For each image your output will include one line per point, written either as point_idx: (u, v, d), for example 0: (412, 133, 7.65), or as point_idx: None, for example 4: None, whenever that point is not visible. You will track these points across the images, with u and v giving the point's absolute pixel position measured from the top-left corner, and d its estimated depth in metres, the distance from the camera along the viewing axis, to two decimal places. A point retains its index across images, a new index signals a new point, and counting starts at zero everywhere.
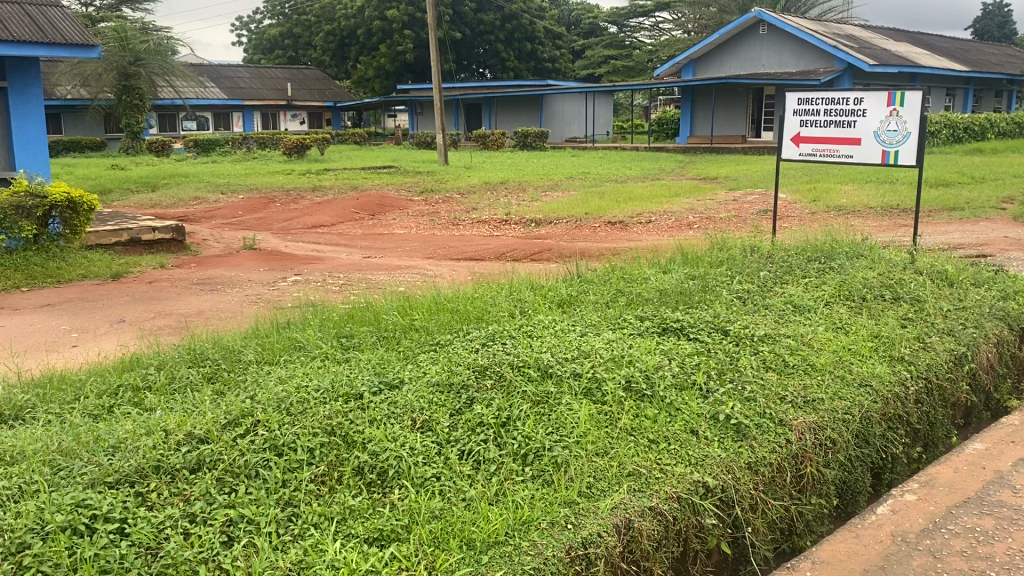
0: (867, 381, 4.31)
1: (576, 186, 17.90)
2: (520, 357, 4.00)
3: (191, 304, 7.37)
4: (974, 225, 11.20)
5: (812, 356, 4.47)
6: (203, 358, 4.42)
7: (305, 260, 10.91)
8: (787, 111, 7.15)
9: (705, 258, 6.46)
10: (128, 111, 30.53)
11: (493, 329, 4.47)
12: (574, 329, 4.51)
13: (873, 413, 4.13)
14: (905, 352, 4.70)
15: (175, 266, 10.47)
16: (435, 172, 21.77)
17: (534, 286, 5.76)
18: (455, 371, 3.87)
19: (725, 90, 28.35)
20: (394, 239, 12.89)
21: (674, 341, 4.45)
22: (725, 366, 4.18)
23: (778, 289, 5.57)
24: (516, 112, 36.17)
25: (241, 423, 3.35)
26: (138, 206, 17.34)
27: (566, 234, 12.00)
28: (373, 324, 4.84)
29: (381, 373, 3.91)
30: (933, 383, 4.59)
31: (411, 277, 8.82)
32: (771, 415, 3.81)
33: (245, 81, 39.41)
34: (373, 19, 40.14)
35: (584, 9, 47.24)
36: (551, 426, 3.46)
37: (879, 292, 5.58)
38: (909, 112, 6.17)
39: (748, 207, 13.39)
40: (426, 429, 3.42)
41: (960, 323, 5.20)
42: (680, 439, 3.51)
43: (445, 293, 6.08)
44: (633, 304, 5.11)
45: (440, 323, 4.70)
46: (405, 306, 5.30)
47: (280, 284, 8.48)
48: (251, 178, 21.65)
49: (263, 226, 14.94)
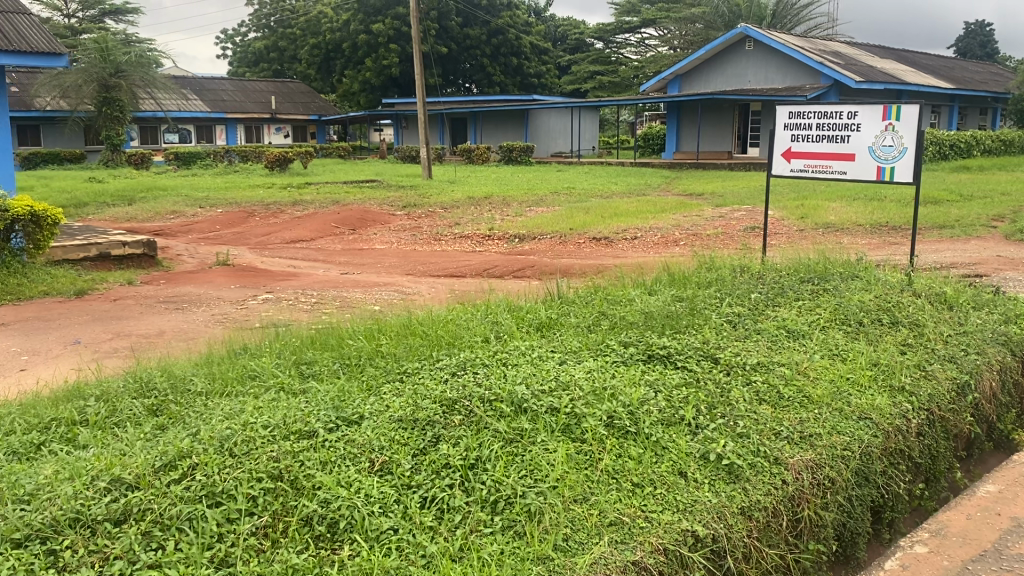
0: (867, 413, 4.03)
1: (562, 201, 17.58)
2: (492, 389, 3.64)
3: (153, 325, 7.02)
4: (965, 244, 10.98)
5: (808, 387, 4.15)
6: (149, 388, 4.07)
7: (280, 276, 10.58)
8: (777, 125, 6.85)
9: (691, 278, 6.14)
10: (108, 123, 30.04)
11: (464, 356, 4.10)
12: (553, 357, 4.17)
13: (873, 448, 3.85)
14: (906, 381, 4.43)
15: (143, 283, 10.09)
16: (419, 186, 21.43)
17: (512, 308, 5.40)
18: (421, 405, 3.52)
19: (711, 106, 28.25)
20: (374, 255, 12.52)
21: (661, 369, 4.12)
22: (716, 399, 3.85)
23: (770, 312, 5.26)
24: (501, 126, 36.01)
25: (177, 467, 2.99)
26: (113, 220, 16.93)
27: (549, 250, 11.68)
28: (335, 349, 4.49)
29: (340, 408, 3.56)
30: (936, 415, 4.34)
31: (389, 295, 8.52)
32: (765, 452, 3.50)
33: (228, 93, 39.10)
34: (359, 32, 39.92)
35: (570, 25, 47.19)
36: (524, 469, 3.12)
37: (876, 315, 5.28)
38: (905, 127, 5.89)
39: (734, 224, 13.14)
40: (385, 472, 3.09)
41: (963, 350, 4.94)
42: (667, 483, 3.18)
43: (417, 315, 5.73)
44: (617, 329, 4.77)
45: (409, 349, 4.35)
46: (375, 328, 4.97)
47: (249, 303, 8.12)
48: (231, 191, 21.22)
49: (240, 241, 14.61)
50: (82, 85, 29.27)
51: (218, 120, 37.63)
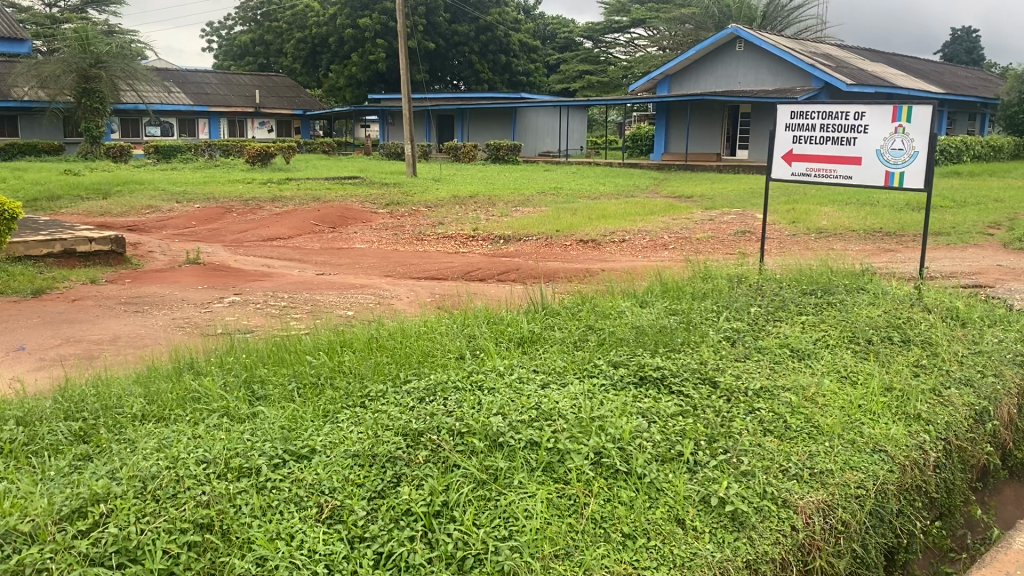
0: (881, 446, 3.62)
1: (547, 201, 17.15)
2: (464, 420, 3.19)
3: (107, 330, 6.51)
4: (962, 251, 10.63)
5: (817, 416, 3.73)
6: (81, 409, 3.61)
7: (253, 277, 10.08)
8: (778, 125, 6.39)
9: (686, 288, 5.72)
10: (87, 115, 29.29)
11: (434, 379, 3.65)
12: (534, 379, 3.73)
13: (889, 485, 3.43)
14: (922, 409, 4.03)
15: (107, 281, 9.58)
16: (402, 184, 20.98)
17: (490, 319, 4.96)
18: (381, 437, 3.08)
19: (700, 108, 27.88)
20: (353, 254, 12.07)
21: (654, 395, 3.69)
22: (716, 432, 3.41)
23: (772, 329, 4.84)
24: (489, 125, 35.53)
25: (88, 514, 2.54)
26: (86, 215, 16.38)
27: (535, 253, 11.23)
28: (293, 366, 4.04)
29: (289, 441, 3.11)
30: (953, 445, 3.95)
31: (364, 299, 8.06)
32: (772, 494, 3.08)
33: (211, 86, 38.48)
34: (346, 26, 39.30)
35: (559, 23, 46.85)
36: (499, 518, 2.68)
37: (886, 333, 4.88)
38: (917, 129, 5.52)
39: (725, 227, 12.80)
40: (334, 520, 2.66)
41: (979, 372, 4.55)
42: (663, 533, 2.74)
43: (388, 324, 5.28)
44: (606, 346, 4.34)
45: (376, 368, 3.90)
46: (339, 341, 4.52)
47: (214, 306, 7.62)
48: (209, 186, 20.68)
49: (215, 237, 14.12)
50: (61, 76, 28.32)
51: (200, 113, 36.94)
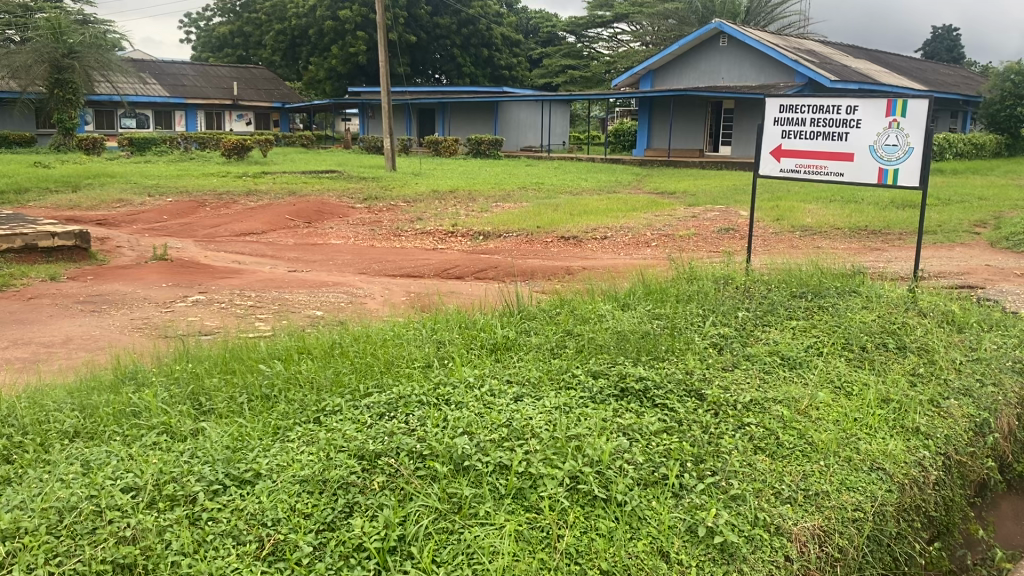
0: (879, 463, 3.35)
1: (529, 197, 16.85)
2: (428, 442, 2.89)
3: (59, 331, 6.14)
4: (950, 251, 10.42)
5: (811, 432, 3.46)
6: (7, 423, 3.28)
7: (221, 273, 9.70)
8: (766, 119, 6.12)
9: (670, 291, 5.43)
10: (60, 106, 28.65)
11: (397, 392, 3.34)
12: (507, 393, 3.43)
13: (888, 507, 3.14)
14: (920, 422, 3.76)
15: (69, 278, 9.20)
16: (381, 178, 20.61)
17: (462, 322, 4.65)
18: (333, 461, 2.78)
19: (683, 103, 27.64)
20: (328, 251, 11.71)
21: (636, 410, 3.40)
22: (704, 452, 3.12)
23: (760, 335, 4.58)
24: (470, 120, 35.16)
25: None
26: (54, 208, 15.94)
27: (515, 250, 10.93)
28: (245, 375, 3.73)
29: (232, 462, 2.81)
30: (953, 460, 3.69)
31: (336, 298, 7.72)
32: (764, 521, 2.79)
33: (188, 78, 37.87)
34: (325, 18, 38.81)
35: (542, 18, 46.57)
36: (462, 555, 2.38)
37: (880, 339, 4.62)
38: (912, 124, 5.28)
39: (709, 225, 12.52)
40: (275, 559, 2.36)
41: (977, 381, 4.29)
42: (645, 569, 2.45)
43: (355, 328, 4.97)
44: (585, 354, 4.05)
45: (335, 379, 3.60)
46: (297, 347, 4.21)
47: (175, 305, 7.26)
48: (183, 179, 20.24)
49: (187, 232, 13.72)
50: (33, 65, 27.37)
51: (177, 105, 36.25)
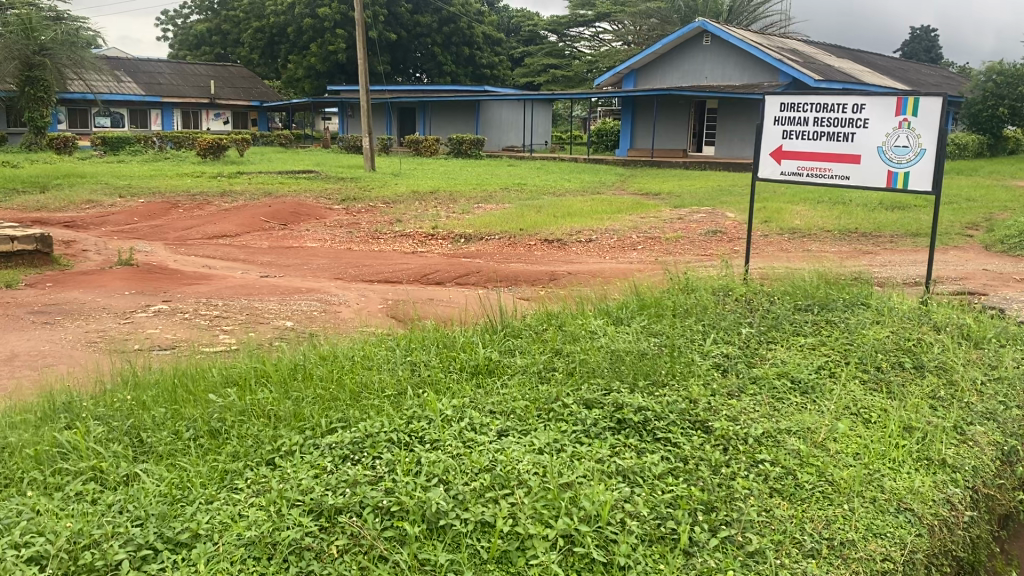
0: (907, 504, 2.94)
1: (511, 198, 16.41)
2: (396, 495, 2.48)
3: (5, 345, 5.69)
4: (945, 254, 10.13)
5: (829, 469, 3.06)
6: None
7: (190, 279, 9.24)
8: (766, 119, 5.75)
9: (664, 303, 5.05)
10: (31, 104, 27.88)
11: (363, 429, 2.94)
12: (489, 429, 3.03)
13: (919, 554, 2.72)
14: (947, 453, 3.37)
15: (25, 285, 8.68)
16: (359, 178, 20.11)
17: (441, 339, 4.23)
18: (285, 518, 2.36)
19: (666, 103, 27.32)
20: (302, 254, 11.26)
21: (634, 447, 3.01)
22: (715, 499, 2.73)
23: (766, 354, 4.20)
24: (451, 119, 34.71)
25: None
26: (19, 210, 15.36)
27: (497, 253, 10.53)
28: (193, 405, 3.31)
29: (166, 518, 2.39)
30: (980, 494, 3.31)
31: (308, 307, 7.31)
32: None
33: (164, 76, 37.17)
34: (305, 16, 38.21)
35: (524, 16, 46.18)
36: None
37: (894, 358, 4.27)
38: (924, 124, 4.93)
39: (695, 227, 12.16)
40: None
41: (1000, 403, 3.91)
42: None
43: (322, 342, 4.56)
44: (576, 378, 3.65)
45: (296, 411, 3.18)
46: (257, 370, 3.79)
47: (135, 316, 6.79)
48: (155, 180, 19.65)
49: (157, 235, 13.18)
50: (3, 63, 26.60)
51: (153, 103, 35.55)
